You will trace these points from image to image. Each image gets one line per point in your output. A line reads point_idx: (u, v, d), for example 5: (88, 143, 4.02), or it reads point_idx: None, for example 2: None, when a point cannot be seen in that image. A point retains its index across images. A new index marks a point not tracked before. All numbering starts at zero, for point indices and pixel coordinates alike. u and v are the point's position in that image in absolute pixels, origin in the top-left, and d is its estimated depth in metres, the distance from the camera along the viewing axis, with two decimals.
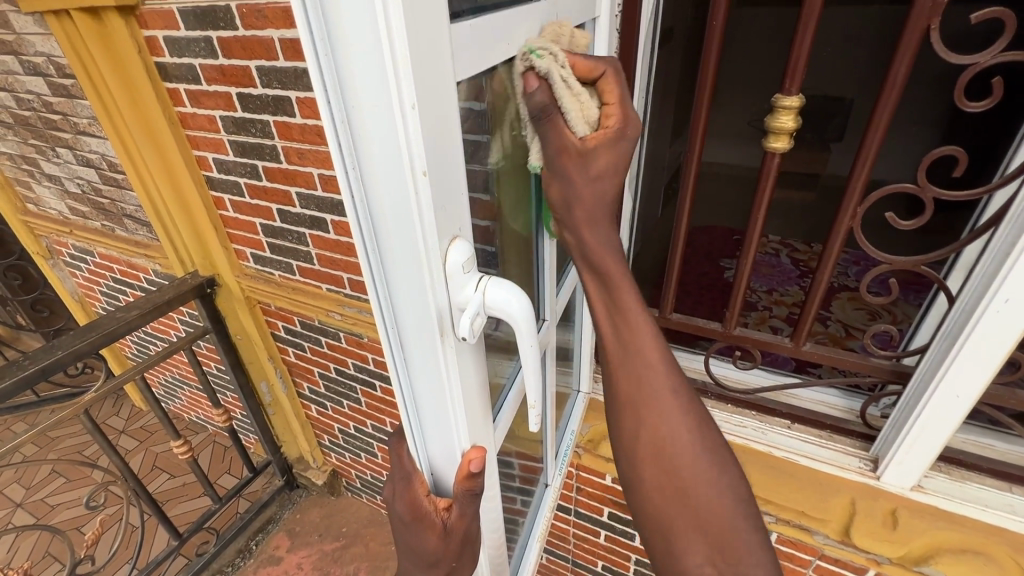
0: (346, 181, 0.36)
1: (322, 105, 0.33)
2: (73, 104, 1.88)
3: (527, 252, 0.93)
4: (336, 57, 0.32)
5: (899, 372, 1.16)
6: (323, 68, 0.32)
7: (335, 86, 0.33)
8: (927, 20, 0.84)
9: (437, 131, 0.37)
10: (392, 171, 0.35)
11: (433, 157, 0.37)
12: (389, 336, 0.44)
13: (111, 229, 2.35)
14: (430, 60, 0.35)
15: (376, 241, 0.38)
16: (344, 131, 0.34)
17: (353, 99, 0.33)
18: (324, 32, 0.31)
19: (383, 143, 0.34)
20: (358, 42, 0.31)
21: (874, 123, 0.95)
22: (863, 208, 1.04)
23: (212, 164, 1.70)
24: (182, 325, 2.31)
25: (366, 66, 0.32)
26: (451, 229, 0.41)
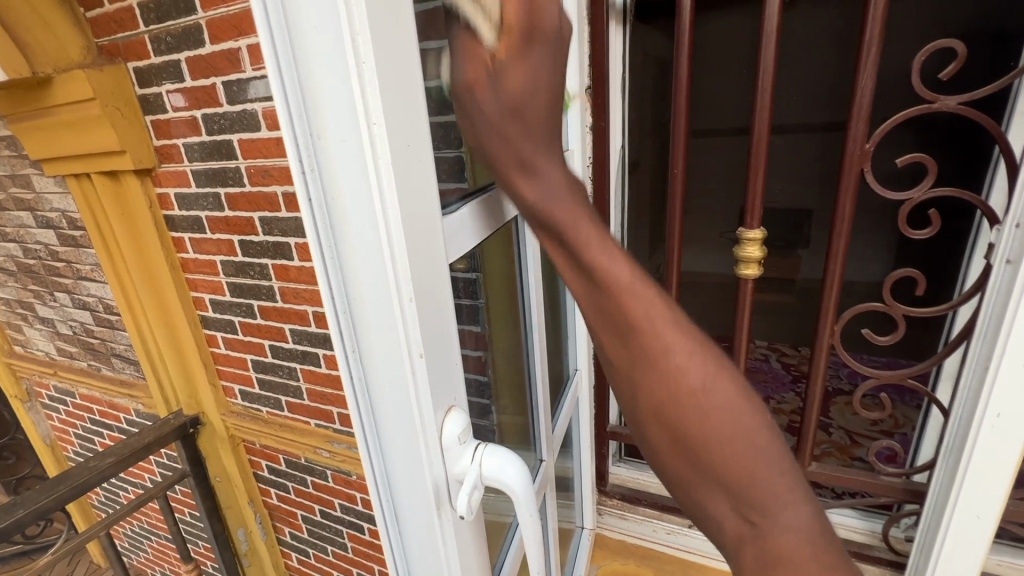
0: (346, 363, 0.38)
1: (327, 300, 0.37)
2: (79, 252, 1.97)
3: (519, 382, 0.94)
4: (341, 261, 0.36)
5: (912, 491, 1.12)
6: (329, 270, 0.36)
7: (340, 283, 0.36)
8: (859, 165, 0.95)
9: (434, 314, 0.39)
10: (391, 353, 0.37)
11: (430, 339, 0.38)
12: (386, 510, 0.43)
13: (96, 369, 2.32)
14: (426, 252, 0.38)
15: (374, 415, 0.40)
16: (346, 319, 0.37)
17: (356, 296, 0.36)
18: (332, 243, 0.36)
19: (382, 330, 0.37)
20: (362, 250, 0.35)
21: (833, 251, 1.02)
22: (840, 325, 1.08)
23: (208, 304, 1.75)
24: (158, 468, 2.18)
25: (367, 268, 0.35)
26: (449, 402, 0.42)
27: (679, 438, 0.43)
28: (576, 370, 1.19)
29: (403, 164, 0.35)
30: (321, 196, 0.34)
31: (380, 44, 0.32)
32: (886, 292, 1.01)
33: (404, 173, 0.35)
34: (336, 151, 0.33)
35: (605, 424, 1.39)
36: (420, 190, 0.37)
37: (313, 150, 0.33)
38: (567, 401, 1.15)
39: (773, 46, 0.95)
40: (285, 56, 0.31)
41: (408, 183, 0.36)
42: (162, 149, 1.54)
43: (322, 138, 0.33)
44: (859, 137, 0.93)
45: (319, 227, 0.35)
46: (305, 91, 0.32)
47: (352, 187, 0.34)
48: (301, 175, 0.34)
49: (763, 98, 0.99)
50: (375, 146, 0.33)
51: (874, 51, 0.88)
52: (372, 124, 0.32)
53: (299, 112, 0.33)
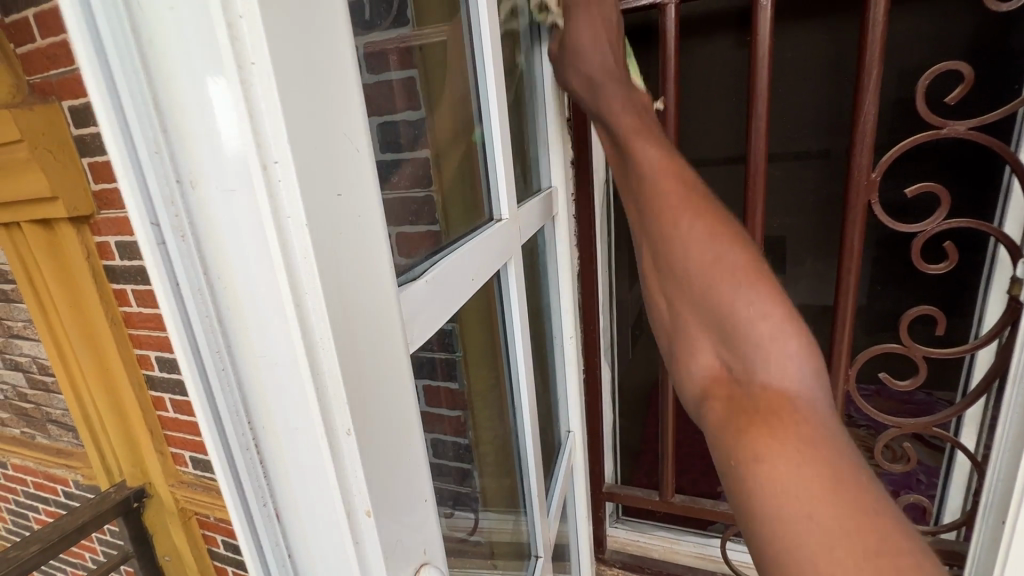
0: (241, 479, 0.30)
1: (210, 409, 0.28)
2: (10, 308, 1.78)
3: (504, 449, 0.82)
4: (232, 345, 0.28)
5: (945, 551, 1.01)
6: (213, 364, 0.28)
7: (230, 379, 0.28)
8: (867, 196, 0.88)
9: (382, 427, 0.30)
10: (313, 477, 0.29)
11: (374, 457, 0.30)
12: None
13: (31, 437, 2.07)
14: (371, 348, 0.29)
15: (286, 538, 0.31)
16: (241, 427, 0.29)
17: (254, 387, 0.28)
18: (218, 327, 0.27)
19: (298, 439, 0.28)
20: (265, 333, 0.27)
21: (843, 289, 0.93)
22: (855, 369, 0.98)
23: (155, 362, 1.56)
24: (100, 548, 1.93)
25: (273, 363, 0.27)
26: (402, 529, 0.32)
27: (669, 276, 0.54)
28: (569, 432, 1.07)
29: (327, 217, 0.26)
30: (199, 266, 0.27)
31: (291, 62, 0.24)
32: (903, 332, 0.93)
33: (331, 231, 0.26)
34: (218, 207, 0.26)
35: (602, 484, 1.26)
36: (362, 250, 0.29)
37: (184, 205, 0.26)
38: (563, 465, 1.01)
39: (767, 72, 0.88)
40: (135, 83, 0.24)
41: (340, 242, 0.27)
42: (101, 194, 1.39)
43: (197, 186, 0.26)
44: (865, 167, 0.86)
45: (190, 307, 0.27)
46: (168, 128, 0.25)
47: (242, 252, 0.26)
48: (163, 240, 0.26)
49: (759, 127, 0.91)
50: (276, 194, 0.25)
51: (875, 76, 0.82)
52: (272, 163, 0.24)
53: (157, 153, 0.25)
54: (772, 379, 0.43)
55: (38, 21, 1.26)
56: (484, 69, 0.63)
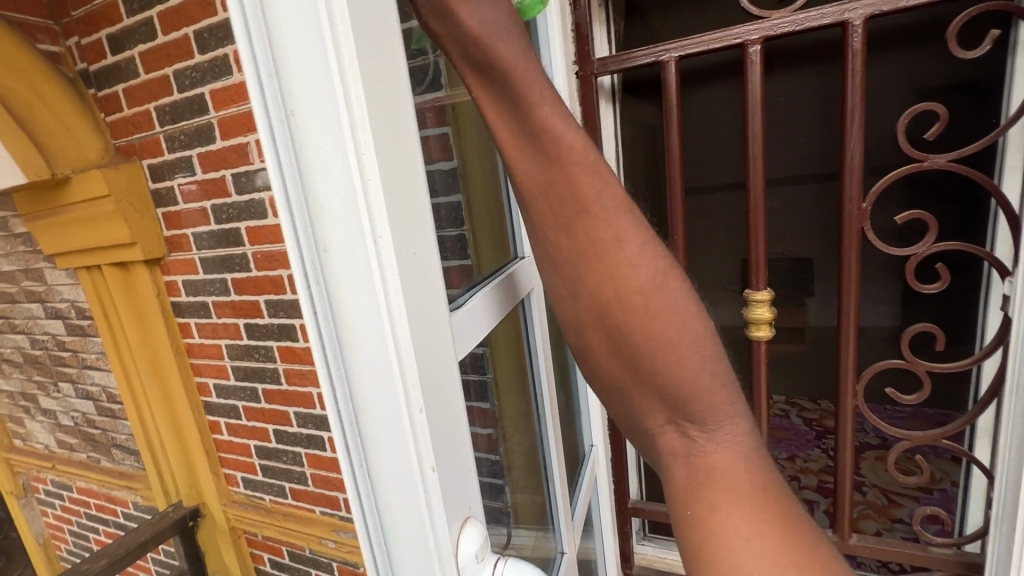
0: (354, 486, 0.36)
1: (333, 419, 0.35)
2: (86, 341, 1.98)
3: (533, 460, 0.91)
4: (348, 371, 0.34)
5: (967, 563, 1.04)
6: (335, 384, 0.35)
7: (346, 397, 0.35)
8: (860, 225, 0.95)
9: (444, 426, 0.38)
10: (403, 476, 0.35)
11: (442, 451, 0.37)
12: None
13: (96, 460, 2.25)
14: (436, 364, 0.37)
15: (382, 534, 0.37)
16: (353, 435, 0.35)
17: (364, 405, 0.35)
18: (338, 355, 0.34)
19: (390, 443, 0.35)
20: (368, 365, 0.34)
21: (845, 309, 1.00)
22: (862, 385, 1.04)
23: (212, 389, 1.72)
24: (156, 566, 2.06)
25: (377, 381, 0.34)
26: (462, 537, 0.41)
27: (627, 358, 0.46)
28: (592, 446, 1.15)
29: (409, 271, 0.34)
30: (327, 308, 0.34)
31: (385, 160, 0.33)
32: (905, 348, 0.99)
33: (410, 282, 0.35)
34: (342, 264, 0.33)
35: (627, 500, 1.32)
36: (430, 296, 0.37)
37: (318, 262, 0.33)
38: (586, 481, 1.08)
39: (760, 116, 0.99)
40: (292, 173, 0.32)
41: (416, 290, 0.35)
42: (172, 239, 1.57)
43: (328, 249, 0.33)
44: (855, 197, 0.94)
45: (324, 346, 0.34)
46: (310, 207, 0.32)
47: (359, 303, 0.33)
48: (305, 288, 0.33)
49: (756, 164, 1.01)
50: (382, 256, 0.32)
51: (858, 118, 0.91)
52: (378, 235, 0.32)
53: (305, 227, 0.32)
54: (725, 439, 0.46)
55: (126, 94, 1.48)
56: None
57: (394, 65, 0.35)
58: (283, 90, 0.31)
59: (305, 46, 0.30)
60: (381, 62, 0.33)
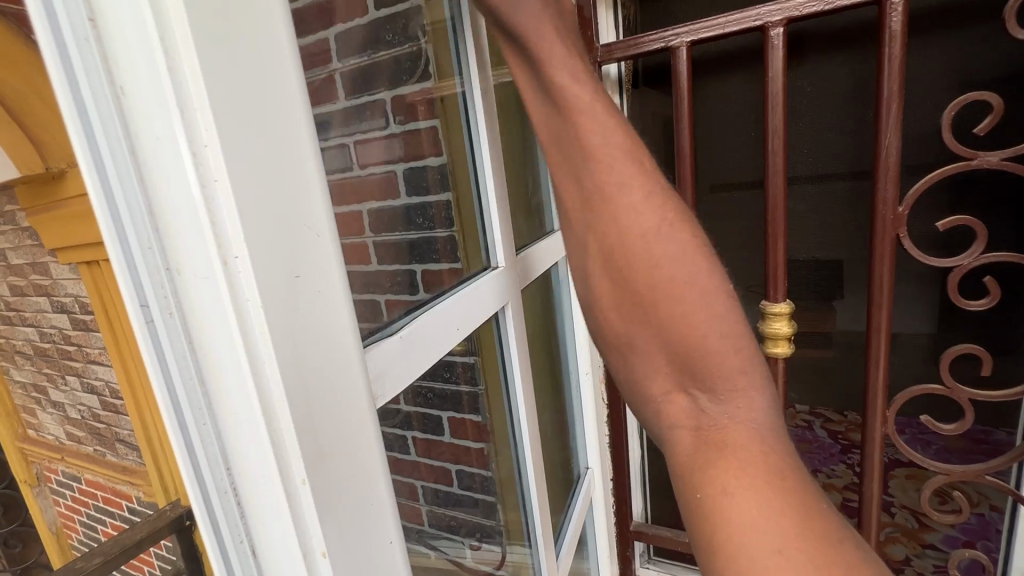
0: (223, 531, 0.33)
1: (192, 460, 0.31)
2: (89, 336, 1.97)
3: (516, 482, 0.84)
4: (209, 407, 0.31)
5: None
6: (192, 424, 0.31)
7: (209, 436, 0.32)
8: (895, 230, 0.84)
9: (337, 464, 0.35)
10: (278, 520, 0.32)
11: (330, 491, 0.34)
12: None
13: (102, 454, 2.26)
14: (325, 399, 0.34)
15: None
16: (219, 477, 0.32)
17: (229, 443, 0.32)
18: (197, 391, 0.31)
19: (261, 486, 0.32)
20: (231, 401, 0.31)
21: (874, 325, 0.89)
22: (893, 411, 0.93)
23: None
24: (157, 562, 2.06)
25: (242, 419, 0.31)
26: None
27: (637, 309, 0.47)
28: (588, 468, 1.06)
29: (280, 298, 0.31)
30: (181, 339, 0.30)
31: (246, 174, 0.29)
32: (945, 372, 0.87)
33: (284, 309, 0.31)
34: (195, 290, 0.29)
35: (629, 522, 1.23)
36: (321, 323, 0.34)
37: (168, 288, 0.29)
38: (578, 501, 0.99)
39: (781, 109, 0.88)
40: (128, 186, 0.28)
41: (295, 318, 0.32)
42: None
43: (180, 273, 0.29)
44: (890, 200, 0.83)
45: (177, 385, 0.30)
46: (157, 226, 0.29)
47: (218, 335, 0.30)
48: (150, 319, 0.29)
49: (776, 162, 0.90)
50: (238, 284, 0.29)
51: (895, 109, 0.80)
52: (232, 256, 0.29)
53: (147, 248, 0.28)
54: (737, 410, 0.44)
55: None
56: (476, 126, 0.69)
57: (270, 63, 0.31)
58: (114, 93, 0.27)
59: (137, 45, 0.26)
60: (249, 58, 0.29)
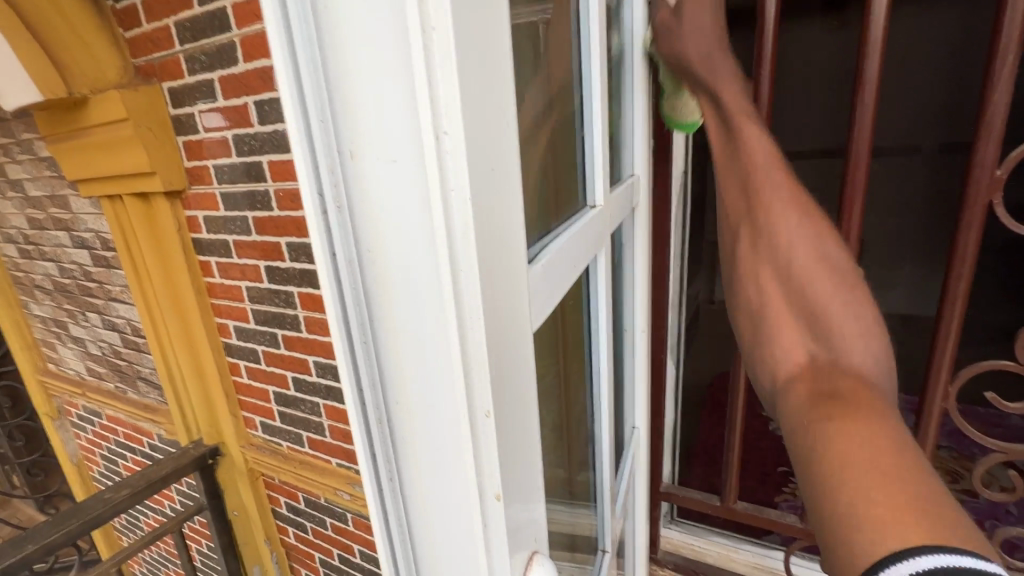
0: (366, 381, 0.39)
1: (342, 311, 0.37)
2: (111, 273, 1.95)
3: (573, 438, 0.82)
4: (363, 270, 0.37)
5: None
6: (346, 282, 0.37)
7: (359, 295, 0.37)
8: (988, 195, 0.78)
9: (500, 345, 0.36)
10: (437, 380, 0.36)
11: (494, 369, 0.35)
12: (396, 525, 0.42)
13: (123, 391, 2.28)
14: (496, 279, 0.36)
15: (389, 429, 0.40)
16: (365, 331, 0.38)
17: (380, 302, 0.37)
18: (354, 251, 0.36)
19: (413, 344, 0.36)
20: (400, 271, 0.35)
21: (950, 297, 0.84)
22: (956, 386, 0.89)
23: (232, 331, 1.67)
24: (178, 497, 2.11)
25: (405, 280, 0.35)
26: (519, 497, 0.42)
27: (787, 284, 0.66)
28: (634, 428, 1.04)
29: (479, 185, 0.33)
30: (348, 210, 0.36)
31: (462, 45, 0.30)
32: (1020, 349, 0.83)
33: (481, 196, 0.33)
34: (368, 164, 0.34)
35: (659, 484, 1.24)
36: (502, 218, 0.36)
37: (339, 165, 0.35)
38: (627, 460, 0.99)
39: (879, 59, 0.80)
40: (315, 75, 0.33)
41: (488, 210, 0.34)
42: (193, 171, 1.49)
43: (354, 151, 0.34)
44: (988, 162, 0.77)
45: (344, 244, 0.36)
46: (333, 108, 0.34)
47: (398, 208, 0.34)
48: (320, 190, 0.35)
49: (864, 119, 0.84)
50: (443, 151, 0.31)
51: (1010, 62, 0.73)
52: (442, 132, 0.31)
53: (323, 120, 0.34)
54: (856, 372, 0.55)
55: (145, 7, 1.36)
56: (589, 46, 0.63)
57: None
58: None
59: None
60: None
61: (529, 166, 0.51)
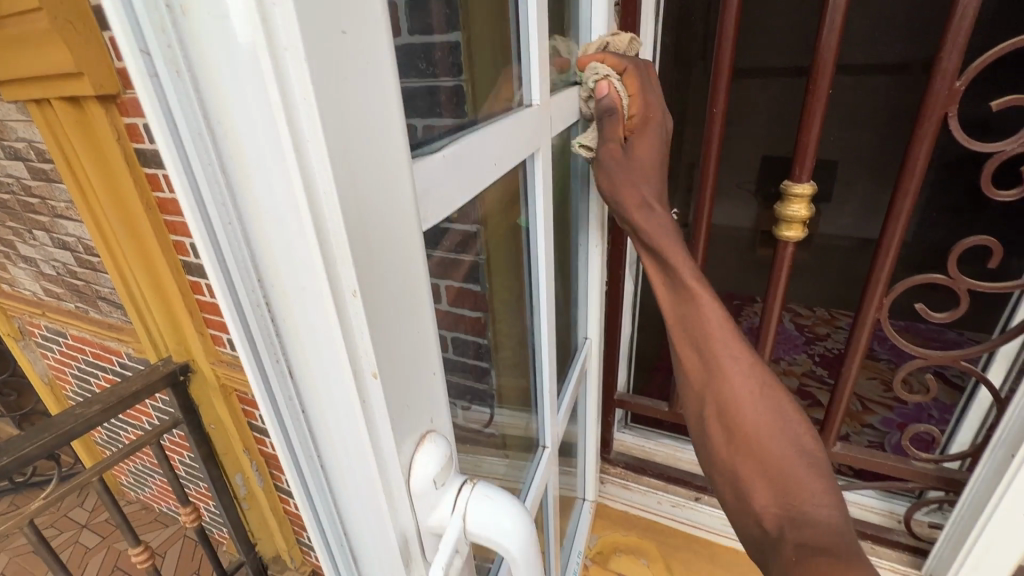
0: (248, 313, 0.33)
1: (208, 233, 0.30)
2: (52, 187, 1.83)
3: (520, 349, 0.84)
4: (226, 176, 0.29)
5: (947, 479, 1.05)
6: (204, 193, 0.29)
7: (225, 209, 0.30)
8: (944, 108, 0.78)
9: (379, 251, 0.32)
10: (316, 298, 0.31)
11: (370, 278, 0.32)
12: (305, 464, 0.39)
13: (84, 311, 2.24)
14: (368, 178, 0.31)
15: (284, 363, 0.35)
16: (240, 251, 0.31)
17: (252, 215, 0.30)
18: (210, 152, 0.28)
19: (291, 262, 0.31)
20: (261, 175, 0.29)
21: (895, 213, 0.87)
22: (889, 299, 0.94)
23: (190, 249, 1.62)
24: (154, 413, 2.17)
25: (269, 186, 0.29)
26: (415, 412, 0.39)
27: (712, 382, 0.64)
28: (586, 338, 1.09)
29: (325, 54, 0.26)
30: (193, 101, 0.27)
31: None
32: (952, 264, 0.86)
33: (329, 69, 0.26)
34: (204, 30, 0.26)
35: (613, 392, 1.31)
36: (374, 106, 0.30)
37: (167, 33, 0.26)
38: (576, 369, 1.04)
39: None
40: None
41: (343, 91, 0.28)
42: (126, 72, 1.36)
43: (185, 11, 0.25)
44: (950, 73, 0.76)
45: (188, 147, 0.28)
46: None
47: (237, 91, 0.27)
48: (152, 74, 0.26)
49: (834, 24, 0.80)
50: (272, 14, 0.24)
51: None
52: None
53: None
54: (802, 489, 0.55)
55: None
56: None
57: None
58: None
59: None
60: None
61: (436, 59, 0.48)
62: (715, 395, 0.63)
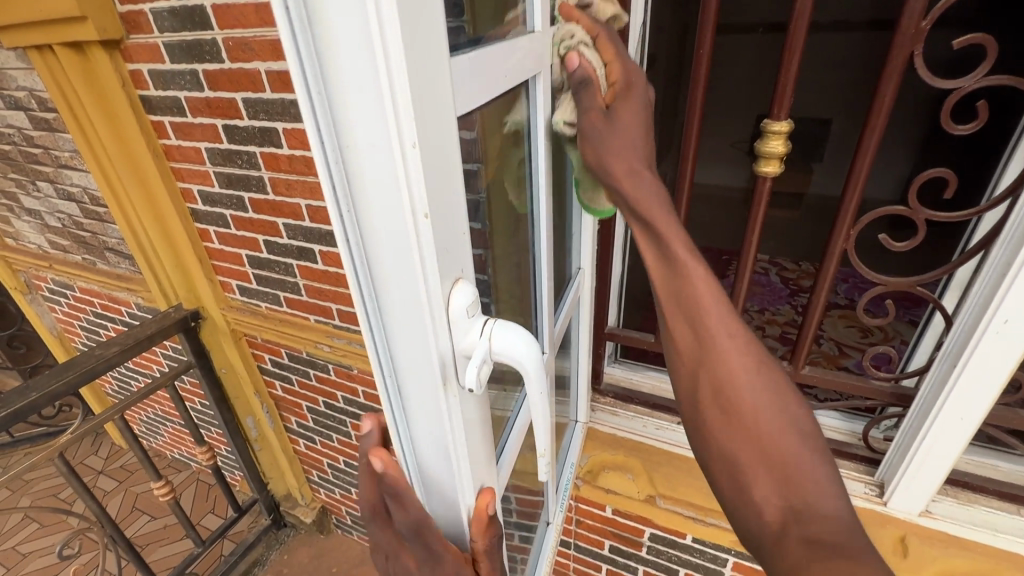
0: (329, 168, 0.41)
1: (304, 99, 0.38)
2: (56, 137, 1.86)
3: (521, 275, 0.93)
4: (315, 49, 0.37)
5: (899, 394, 1.19)
6: (301, 64, 0.37)
7: (316, 78, 0.38)
8: (911, 46, 0.84)
9: (431, 115, 0.41)
10: (385, 153, 0.39)
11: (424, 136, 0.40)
12: (367, 303, 0.49)
13: (92, 263, 2.30)
14: (422, 53, 0.39)
15: (355, 213, 0.44)
16: (324, 115, 0.39)
17: (334, 85, 0.38)
18: (304, 29, 0.36)
19: (365, 122, 0.38)
20: (343, 48, 0.36)
21: (863, 148, 0.94)
22: (856, 231, 1.03)
23: (197, 196, 1.68)
24: (165, 360, 2.27)
25: (350, 56, 0.36)
26: (452, 260, 0.49)
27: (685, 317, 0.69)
28: (580, 269, 1.20)
29: None
30: None
31: None
32: (912, 195, 0.95)
33: None
34: None
35: (604, 325, 1.42)
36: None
37: None
38: (569, 298, 1.14)
39: None
40: None
41: None
42: (129, 17, 1.40)
43: None
44: (917, 12, 0.82)
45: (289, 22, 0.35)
46: None
47: None
48: None
49: None
50: None
51: None
52: None
53: None
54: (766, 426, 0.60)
55: None
56: None
57: None
58: None
59: None
60: None
61: None
62: (693, 336, 0.67)
